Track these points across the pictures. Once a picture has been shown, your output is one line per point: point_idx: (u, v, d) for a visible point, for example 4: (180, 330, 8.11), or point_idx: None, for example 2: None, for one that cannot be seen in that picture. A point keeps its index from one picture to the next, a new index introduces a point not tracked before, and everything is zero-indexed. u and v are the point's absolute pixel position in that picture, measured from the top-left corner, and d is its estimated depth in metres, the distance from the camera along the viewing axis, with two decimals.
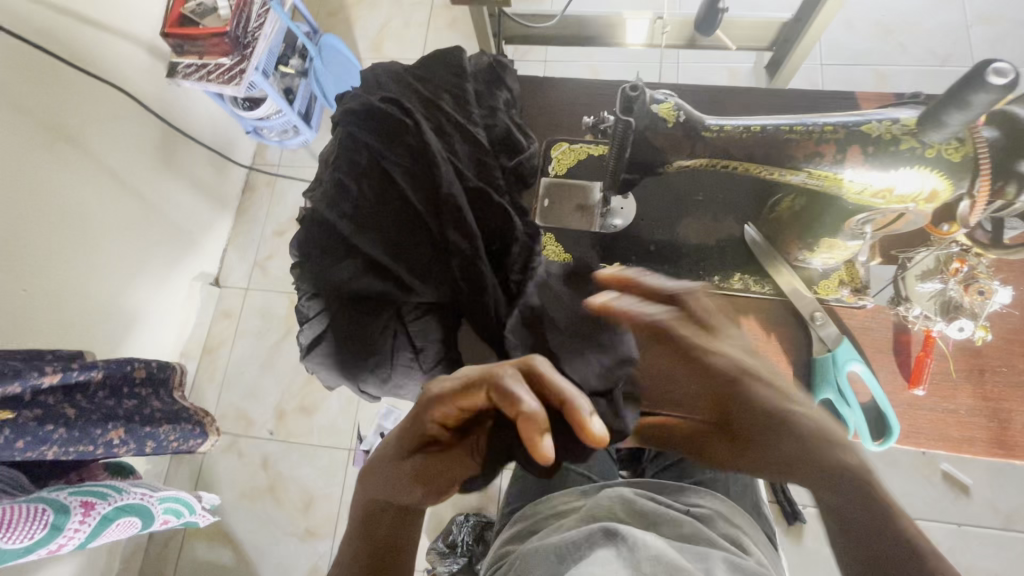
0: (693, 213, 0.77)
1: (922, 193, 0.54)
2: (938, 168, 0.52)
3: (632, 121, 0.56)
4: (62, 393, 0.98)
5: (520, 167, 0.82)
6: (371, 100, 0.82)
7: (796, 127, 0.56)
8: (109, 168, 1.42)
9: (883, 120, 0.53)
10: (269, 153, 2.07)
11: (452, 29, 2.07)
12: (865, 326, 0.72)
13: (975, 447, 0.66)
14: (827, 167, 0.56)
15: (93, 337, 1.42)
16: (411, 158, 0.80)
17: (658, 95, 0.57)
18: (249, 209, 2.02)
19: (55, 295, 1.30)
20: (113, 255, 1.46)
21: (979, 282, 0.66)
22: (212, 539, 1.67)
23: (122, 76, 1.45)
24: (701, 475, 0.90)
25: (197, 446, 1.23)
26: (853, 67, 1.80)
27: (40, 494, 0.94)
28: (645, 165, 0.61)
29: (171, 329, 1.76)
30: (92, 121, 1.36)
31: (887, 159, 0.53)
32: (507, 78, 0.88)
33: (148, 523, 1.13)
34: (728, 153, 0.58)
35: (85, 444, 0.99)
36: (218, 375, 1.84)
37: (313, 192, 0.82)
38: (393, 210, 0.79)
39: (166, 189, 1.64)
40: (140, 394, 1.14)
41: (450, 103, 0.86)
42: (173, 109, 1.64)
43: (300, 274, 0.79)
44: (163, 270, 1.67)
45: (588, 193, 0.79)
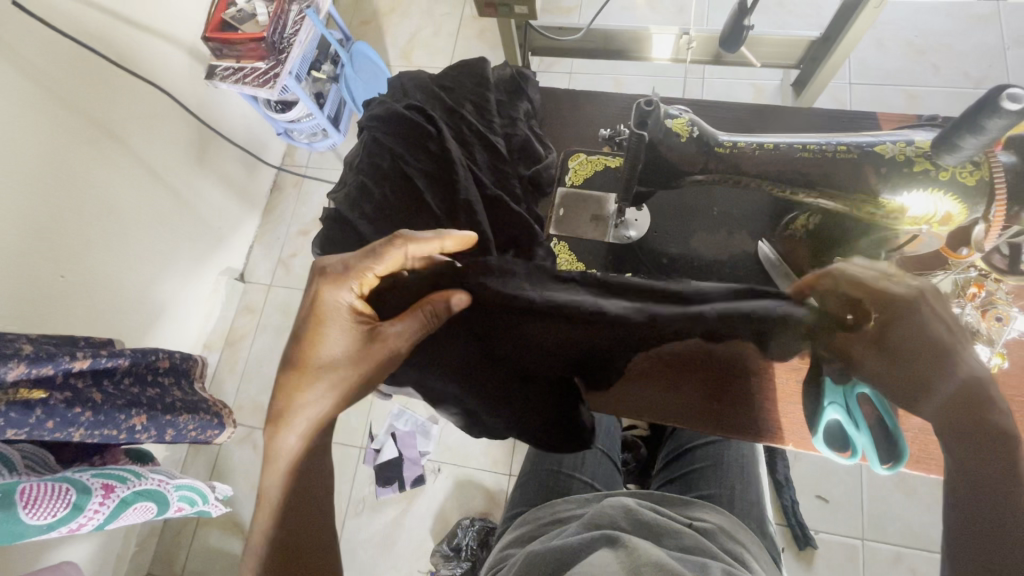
0: (705, 227, 0.79)
1: (935, 216, 0.55)
2: (951, 191, 0.52)
3: (645, 134, 0.56)
4: (89, 377, 1.02)
5: (538, 177, 0.84)
6: (397, 107, 0.84)
7: (808, 146, 0.56)
8: (146, 164, 1.49)
9: (896, 142, 0.54)
10: (298, 155, 2.14)
11: (480, 39, 2.12)
12: None
13: None
14: (840, 187, 0.56)
15: (122, 325, 1.48)
16: (432, 163, 0.81)
17: (673, 110, 0.58)
18: (275, 208, 2.08)
19: (90, 285, 1.36)
20: (145, 247, 1.53)
21: (997, 308, 0.66)
22: (223, 528, 1.71)
23: (163, 78, 1.51)
24: (705, 489, 0.89)
25: (213, 436, 1.27)
26: (882, 86, 1.78)
27: (64, 473, 0.99)
28: (657, 179, 0.62)
29: (195, 322, 1.82)
30: (133, 120, 1.43)
31: (900, 181, 0.53)
32: (528, 90, 0.90)
33: (163, 508, 1.17)
34: (742, 169, 0.58)
35: (109, 428, 1.03)
36: (238, 368, 1.90)
37: (337, 194, 0.85)
38: (410, 209, 0.78)
39: (198, 187, 1.70)
40: (162, 384, 1.20)
41: (472, 112, 0.88)
42: (209, 110, 1.70)
43: None
44: (190, 264, 1.73)
45: (603, 205, 0.80)
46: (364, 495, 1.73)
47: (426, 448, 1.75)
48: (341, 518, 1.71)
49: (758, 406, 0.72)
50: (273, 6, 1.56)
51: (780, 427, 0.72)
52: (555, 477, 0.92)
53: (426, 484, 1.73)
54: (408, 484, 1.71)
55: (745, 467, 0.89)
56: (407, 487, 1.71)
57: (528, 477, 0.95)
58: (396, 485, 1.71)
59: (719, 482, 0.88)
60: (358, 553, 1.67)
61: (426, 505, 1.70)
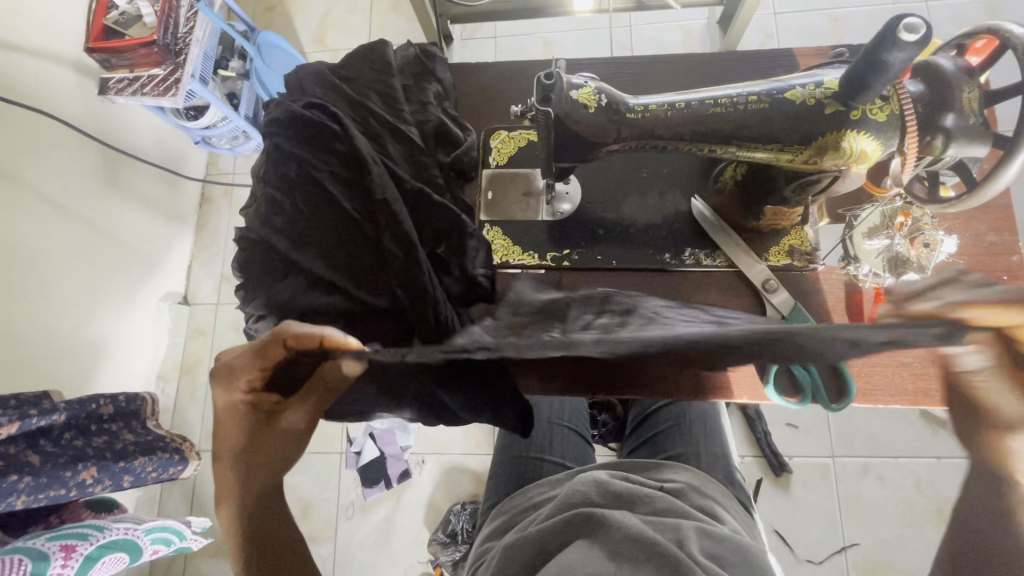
0: (638, 193, 0.77)
1: (852, 156, 0.53)
2: (864, 129, 0.50)
3: (550, 110, 0.53)
4: (22, 441, 0.96)
5: (459, 163, 0.79)
6: (294, 107, 0.78)
7: (720, 100, 0.54)
8: (49, 196, 1.36)
9: (805, 85, 0.51)
10: (222, 163, 2.00)
11: (396, 12, 2.00)
12: (818, 290, 0.72)
13: (930, 399, 0.67)
14: (755, 138, 0.54)
15: (57, 375, 1.38)
16: (341, 164, 0.76)
17: (577, 80, 0.54)
18: (208, 222, 1.96)
19: (11, 338, 1.25)
20: (67, 287, 1.41)
21: (924, 234, 0.66)
22: (213, 556, 1.68)
23: (49, 101, 1.37)
24: (673, 449, 0.90)
25: (178, 474, 1.21)
26: (805, 12, 1.77)
27: (15, 544, 0.93)
28: (575, 154, 0.58)
29: (142, 356, 1.72)
30: (23, 152, 1.29)
31: (812, 126, 0.51)
32: (436, 69, 0.84)
33: (136, 556, 1.11)
34: (655, 134, 0.56)
35: (56, 488, 0.96)
36: (199, 394, 1.82)
37: (248, 211, 0.80)
38: (329, 219, 0.75)
39: (115, 212, 1.57)
40: (110, 430, 1.13)
41: (378, 102, 0.81)
42: (110, 128, 1.56)
43: (245, 296, 0.76)
44: (123, 296, 1.62)
45: (532, 181, 0.78)
46: (352, 498, 1.65)
47: (406, 442, 1.71)
48: None
49: None
50: (159, 4, 1.42)
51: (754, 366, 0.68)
52: (526, 462, 0.92)
53: (412, 477, 1.72)
54: (394, 480, 1.69)
55: (707, 420, 0.92)
56: (393, 484, 1.69)
57: (500, 467, 0.94)
58: (382, 484, 1.68)
59: (684, 441, 0.90)
60: (355, 557, 1.59)
61: (415, 497, 1.70)
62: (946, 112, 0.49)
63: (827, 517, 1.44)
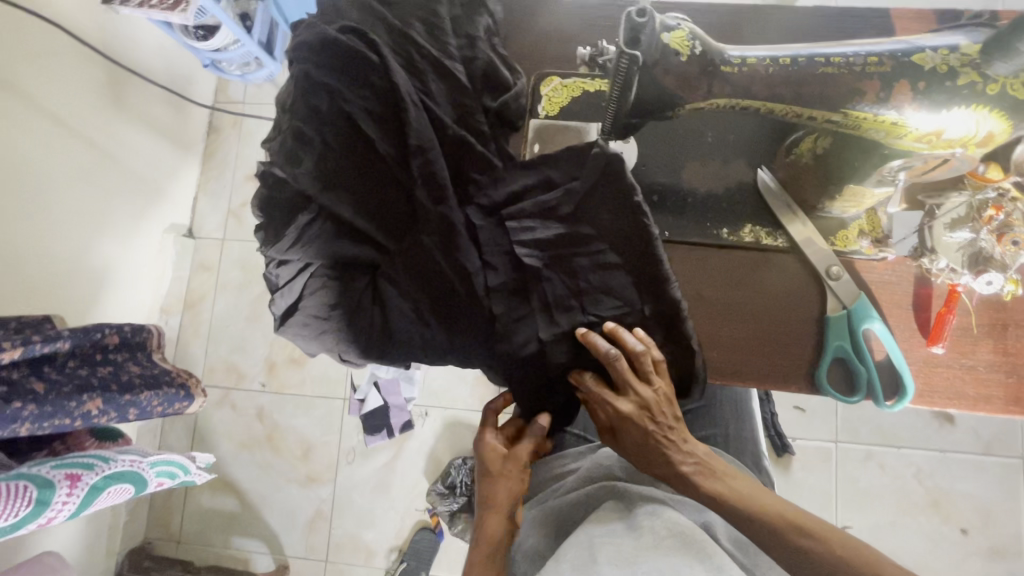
0: (696, 157, 0.71)
1: (974, 137, 0.46)
2: (998, 107, 0.44)
3: (639, 54, 0.46)
4: (25, 367, 0.94)
5: (505, 109, 0.71)
6: (328, 31, 0.69)
7: (832, 58, 0.47)
8: (50, 111, 1.27)
9: (937, 49, 0.44)
10: (231, 91, 1.88)
11: None
12: (885, 281, 0.67)
13: (990, 406, 0.63)
14: (868, 108, 0.47)
15: (61, 301, 1.35)
16: (377, 101, 0.69)
17: (671, 21, 0.47)
18: (216, 151, 1.87)
19: (11, 259, 1.20)
20: (68, 210, 1.35)
21: (1013, 232, 0.61)
22: (213, 489, 1.70)
23: (51, 5, 1.25)
24: (699, 431, 0.88)
25: (184, 410, 1.18)
26: None
27: (21, 470, 0.92)
28: (652, 110, 0.51)
29: (145, 288, 1.68)
30: (23, 60, 1.19)
31: (940, 97, 0.45)
32: (487, 0, 0.74)
33: (142, 488, 1.11)
34: (751, 92, 0.49)
35: (61, 418, 0.94)
36: (202, 330, 1.79)
37: (272, 143, 0.72)
38: (361, 162, 0.69)
39: (118, 132, 1.48)
40: (116, 360, 1.10)
41: (422, 33, 0.72)
42: (115, 42, 1.45)
43: (264, 239, 0.71)
44: (126, 223, 1.56)
45: (585, 135, 0.72)
46: (353, 444, 1.69)
47: (411, 394, 1.67)
48: (333, 468, 1.68)
49: (761, 351, 0.67)
50: None
51: (763, 345, 0.67)
52: None
53: (414, 428, 1.68)
54: (396, 431, 1.66)
55: (740, 407, 0.89)
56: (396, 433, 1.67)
57: None
58: (385, 433, 1.65)
59: (712, 422, 0.88)
60: (354, 498, 1.66)
61: (417, 447, 1.67)
62: None
63: (823, 499, 1.45)
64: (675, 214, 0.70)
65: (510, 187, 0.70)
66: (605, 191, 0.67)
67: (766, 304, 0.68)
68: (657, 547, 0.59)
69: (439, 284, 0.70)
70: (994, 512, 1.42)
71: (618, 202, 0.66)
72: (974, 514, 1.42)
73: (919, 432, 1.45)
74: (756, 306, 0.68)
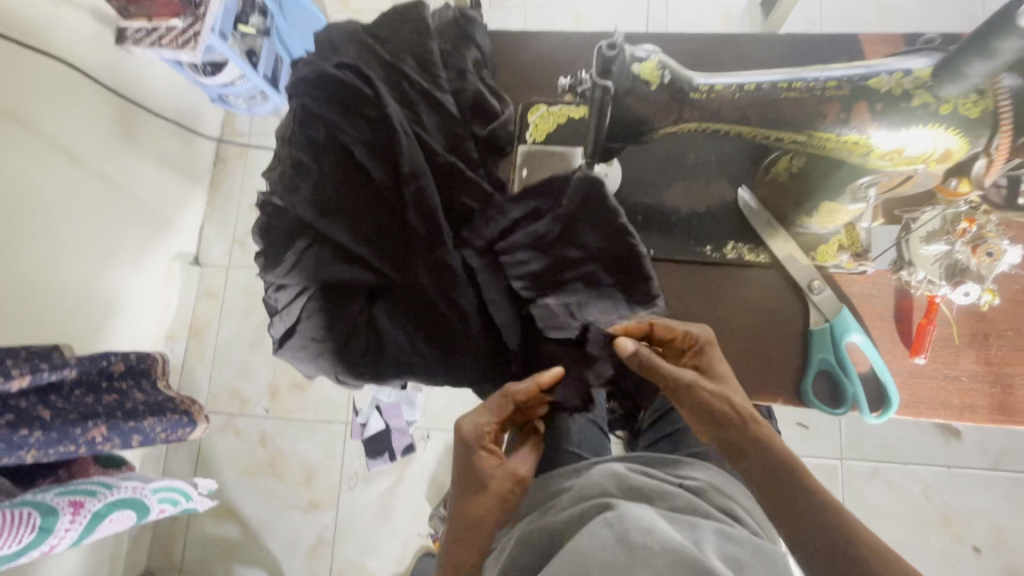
0: (679, 178, 0.73)
1: (933, 154, 0.48)
2: (952, 126, 0.46)
3: (610, 84, 0.49)
4: (33, 396, 0.96)
5: (494, 136, 0.75)
6: (325, 67, 0.73)
7: (794, 83, 0.49)
8: (63, 147, 1.33)
9: (892, 72, 0.47)
10: (238, 123, 1.95)
11: None
12: (866, 294, 0.69)
13: (977, 415, 0.64)
14: (831, 129, 0.49)
15: (70, 330, 1.38)
16: (371, 131, 0.72)
17: (640, 52, 0.50)
18: (223, 182, 1.93)
19: (22, 289, 1.24)
20: (79, 241, 1.39)
21: (988, 243, 0.62)
22: (216, 517, 1.70)
23: (67, 49, 1.32)
24: (693, 447, 0.90)
25: (187, 436, 1.20)
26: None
27: (26, 497, 0.93)
28: (628, 134, 0.54)
29: (152, 315, 1.71)
30: (38, 99, 1.25)
31: (897, 117, 0.47)
32: (476, 35, 0.78)
33: (144, 514, 1.11)
34: (719, 116, 0.52)
35: (66, 445, 0.96)
36: (207, 357, 1.81)
37: (272, 172, 0.75)
38: (357, 189, 0.72)
39: (128, 165, 1.54)
40: (121, 387, 1.12)
41: (414, 67, 0.77)
42: (126, 81, 1.51)
43: (264, 264, 0.74)
44: (135, 253, 1.60)
45: (570, 159, 0.74)
46: (355, 469, 1.68)
47: (412, 417, 1.67)
48: (335, 493, 1.68)
49: (747, 366, 0.69)
50: None
51: (751, 359, 0.69)
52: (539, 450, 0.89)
53: (415, 452, 1.68)
54: (398, 454, 1.66)
55: None
56: (398, 457, 1.67)
57: None
58: (387, 456, 1.65)
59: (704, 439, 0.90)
60: (357, 523, 1.65)
61: (419, 471, 1.66)
62: None
63: None
64: (659, 234, 0.73)
65: (503, 219, 0.73)
66: (590, 214, 0.68)
67: (750, 319, 0.70)
68: (647, 560, 0.58)
69: (433, 305, 0.73)
70: (1005, 528, 1.39)
71: (602, 224, 0.68)
72: (986, 532, 1.39)
73: (925, 448, 1.44)
74: (740, 322, 0.70)
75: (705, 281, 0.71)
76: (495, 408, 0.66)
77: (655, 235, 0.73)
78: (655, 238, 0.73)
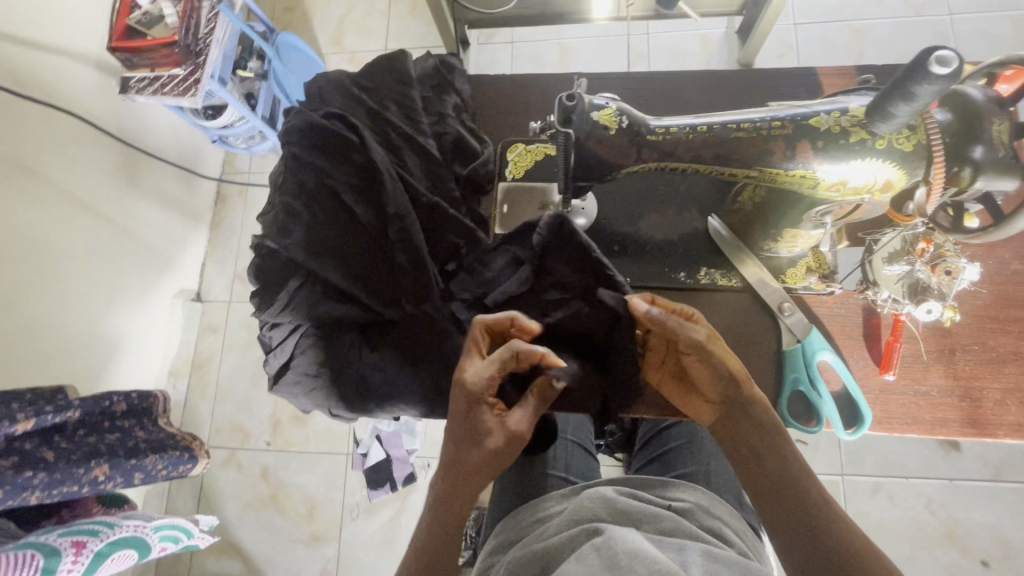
0: (652, 209, 0.77)
1: (876, 184, 0.52)
2: (890, 158, 0.50)
3: (571, 130, 0.53)
4: (37, 438, 0.99)
5: (475, 175, 0.79)
6: (313, 116, 0.77)
7: (741, 124, 0.53)
8: (69, 194, 1.38)
9: (830, 112, 0.51)
10: (238, 163, 2.02)
11: (413, 16, 2.00)
12: (835, 314, 0.72)
13: (949, 428, 0.66)
14: (779, 165, 0.53)
15: (74, 370, 1.41)
16: (357, 175, 0.76)
17: (599, 101, 0.54)
18: (223, 219, 1.98)
19: (28, 333, 1.27)
20: (83, 283, 1.43)
21: (946, 261, 0.65)
22: (218, 553, 1.70)
23: (71, 100, 1.39)
24: (682, 467, 0.91)
25: (188, 472, 1.22)
26: (826, 24, 1.74)
27: (29, 539, 0.95)
28: (593, 175, 0.58)
29: (155, 352, 1.74)
30: (45, 150, 1.31)
31: (837, 153, 0.51)
32: (456, 82, 0.84)
33: (145, 553, 1.12)
34: (677, 156, 0.56)
35: (70, 485, 0.98)
36: (209, 391, 1.83)
37: (265, 217, 0.79)
38: (345, 230, 0.76)
39: (132, 208, 1.59)
40: (123, 427, 1.14)
41: (397, 113, 0.82)
42: (130, 128, 1.58)
43: (259, 304, 0.77)
44: (138, 292, 1.64)
45: (548, 194, 0.78)
46: (357, 500, 1.68)
47: (412, 445, 1.68)
48: (337, 526, 1.67)
49: None
50: (181, 5, 1.45)
51: None
52: (531, 475, 0.91)
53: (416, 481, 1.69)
54: (399, 483, 1.67)
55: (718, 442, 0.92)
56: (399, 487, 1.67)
57: (503, 476, 0.93)
58: (388, 486, 1.66)
59: (693, 459, 0.91)
60: (359, 556, 1.65)
61: (420, 500, 1.67)
62: (975, 142, 0.48)
63: None
64: (635, 263, 0.76)
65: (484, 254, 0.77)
66: (561, 245, 0.72)
67: (725, 341, 0.72)
68: None
69: (421, 340, 0.75)
70: (1012, 540, 1.38)
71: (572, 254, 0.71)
72: (993, 545, 1.38)
73: (926, 461, 1.43)
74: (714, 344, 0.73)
75: (680, 306, 0.74)
76: (502, 363, 0.64)
77: (631, 263, 0.76)
78: (630, 266, 0.76)
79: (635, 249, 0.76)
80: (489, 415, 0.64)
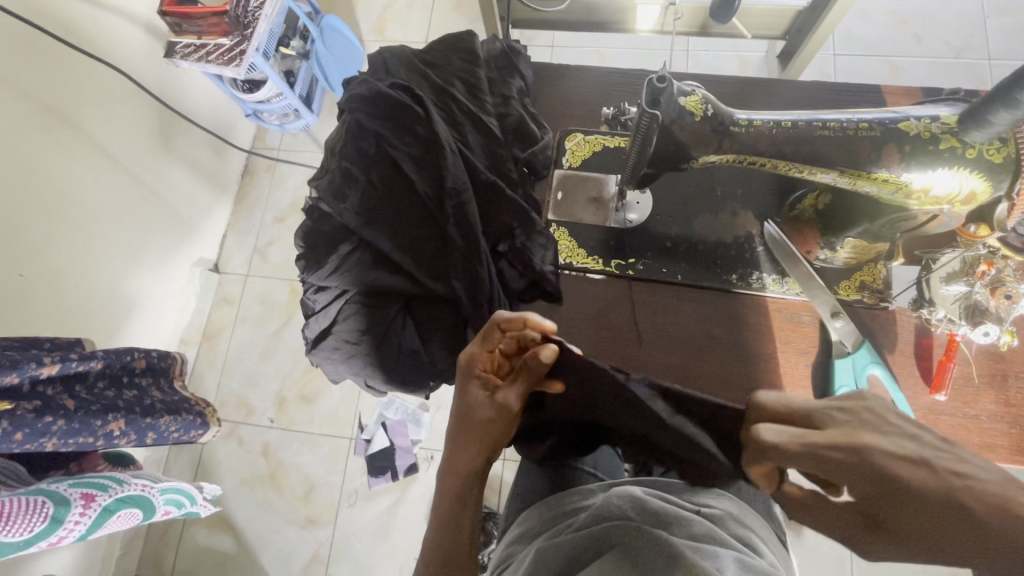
0: (707, 210, 0.77)
1: (959, 194, 0.52)
2: (978, 170, 0.50)
3: (658, 112, 0.52)
4: (60, 384, 0.96)
5: (534, 159, 0.79)
6: (379, 85, 0.78)
7: (827, 123, 0.54)
8: (105, 149, 1.38)
9: (921, 118, 0.51)
10: (269, 138, 2.03)
11: (456, 11, 2.02)
12: (886, 329, 0.71)
13: (996, 454, 0.65)
14: (863, 167, 0.53)
15: (90, 325, 1.40)
16: (419, 147, 0.77)
17: (686, 87, 0.55)
18: (249, 193, 1.98)
19: (52, 281, 1.27)
20: (109, 239, 1.43)
21: (1006, 285, 0.65)
22: (211, 526, 1.67)
23: (116, 53, 1.39)
24: None
25: (197, 437, 1.21)
26: (865, 57, 1.75)
27: (41, 486, 0.93)
28: (668, 160, 0.58)
29: (171, 316, 1.74)
30: (87, 103, 1.32)
31: (924, 159, 0.51)
32: (521, 66, 0.84)
33: (148, 514, 1.11)
34: (757, 149, 0.56)
35: (85, 436, 0.96)
36: (218, 362, 1.82)
37: (319, 180, 0.80)
38: (402, 201, 0.76)
39: (163, 171, 1.59)
40: (140, 384, 1.13)
41: (462, 92, 0.83)
42: (171, 91, 1.59)
43: (306, 266, 0.78)
44: (161, 254, 1.64)
45: (603, 186, 0.78)
46: (356, 486, 1.66)
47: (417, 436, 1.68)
48: (333, 510, 1.65)
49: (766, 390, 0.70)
50: None
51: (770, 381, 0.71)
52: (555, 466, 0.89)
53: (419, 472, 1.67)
54: (400, 473, 1.65)
55: None
56: (400, 477, 1.65)
57: (528, 467, 0.93)
58: (389, 475, 1.64)
59: None
60: (353, 543, 1.62)
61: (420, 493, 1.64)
62: None
63: None
64: (688, 262, 0.75)
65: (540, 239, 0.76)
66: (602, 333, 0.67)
67: (770, 346, 0.72)
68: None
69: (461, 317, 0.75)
70: None
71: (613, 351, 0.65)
72: None
73: None
74: (759, 348, 0.72)
75: (728, 305, 0.74)
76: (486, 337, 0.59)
77: (681, 261, 0.75)
78: (681, 263, 0.75)
79: (688, 249, 0.76)
80: (478, 389, 0.59)
